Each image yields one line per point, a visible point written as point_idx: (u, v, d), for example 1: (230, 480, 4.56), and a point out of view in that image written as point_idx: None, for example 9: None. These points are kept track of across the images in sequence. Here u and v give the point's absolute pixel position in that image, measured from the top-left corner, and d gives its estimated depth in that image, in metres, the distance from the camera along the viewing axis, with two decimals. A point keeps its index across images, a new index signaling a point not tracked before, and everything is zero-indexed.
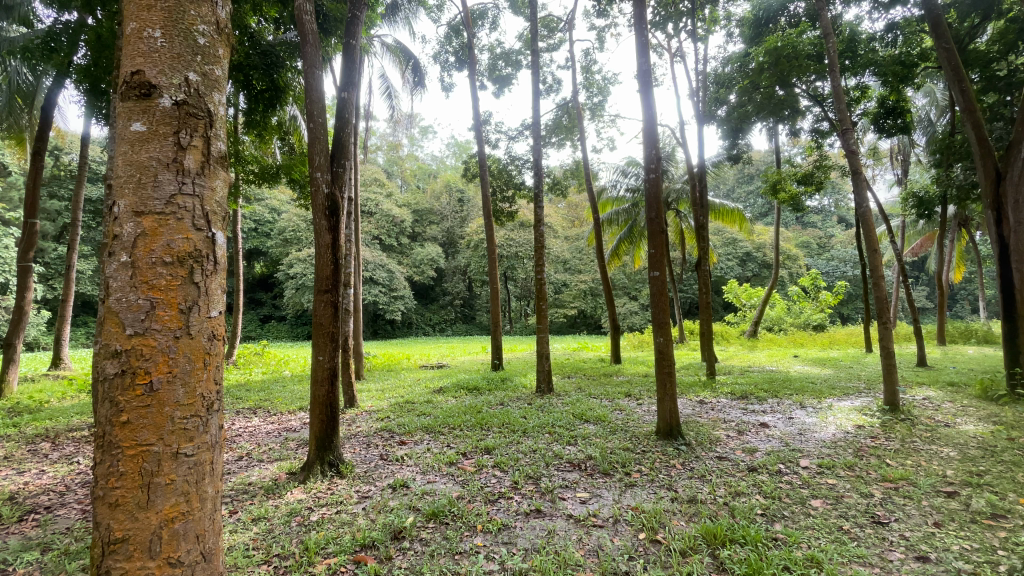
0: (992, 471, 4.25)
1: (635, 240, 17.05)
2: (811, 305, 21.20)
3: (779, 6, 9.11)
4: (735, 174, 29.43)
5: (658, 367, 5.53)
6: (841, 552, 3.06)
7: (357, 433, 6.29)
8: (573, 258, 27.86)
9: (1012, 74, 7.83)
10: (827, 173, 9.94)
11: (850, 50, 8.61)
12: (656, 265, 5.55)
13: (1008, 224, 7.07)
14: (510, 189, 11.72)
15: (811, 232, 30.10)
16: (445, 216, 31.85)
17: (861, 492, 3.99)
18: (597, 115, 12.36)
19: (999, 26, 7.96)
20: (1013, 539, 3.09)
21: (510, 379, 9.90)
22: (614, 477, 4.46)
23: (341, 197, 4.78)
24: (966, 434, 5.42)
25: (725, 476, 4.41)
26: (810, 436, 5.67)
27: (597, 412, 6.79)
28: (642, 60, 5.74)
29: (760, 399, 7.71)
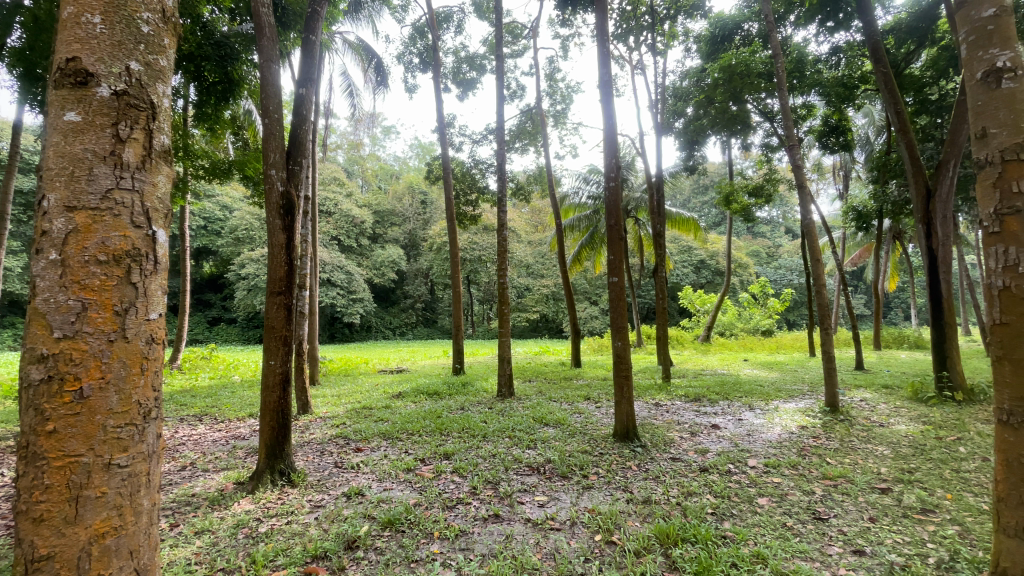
0: (922, 468, 4.57)
1: (596, 247, 17.34)
2: (760, 311, 22.19)
3: (734, 25, 9.54)
4: (691, 185, 30.54)
5: (616, 370, 5.63)
6: (785, 548, 3.20)
7: (310, 440, 6.09)
8: (536, 263, 28.08)
9: (942, 99, 8.62)
10: (776, 186, 10.46)
11: (798, 70, 9.09)
12: (616, 270, 5.66)
13: (937, 237, 7.62)
14: (474, 193, 11.70)
15: (761, 243, 31.56)
16: (407, 217, 31.41)
17: (803, 490, 4.20)
18: (560, 122, 12.53)
19: (931, 54, 8.59)
20: (941, 532, 3.33)
21: (471, 384, 9.80)
22: (572, 480, 4.51)
23: (297, 196, 4.63)
24: (897, 433, 5.82)
25: (678, 477, 4.54)
26: (757, 437, 5.92)
27: (556, 416, 6.86)
28: (605, 71, 5.88)
29: (712, 402, 8.00)
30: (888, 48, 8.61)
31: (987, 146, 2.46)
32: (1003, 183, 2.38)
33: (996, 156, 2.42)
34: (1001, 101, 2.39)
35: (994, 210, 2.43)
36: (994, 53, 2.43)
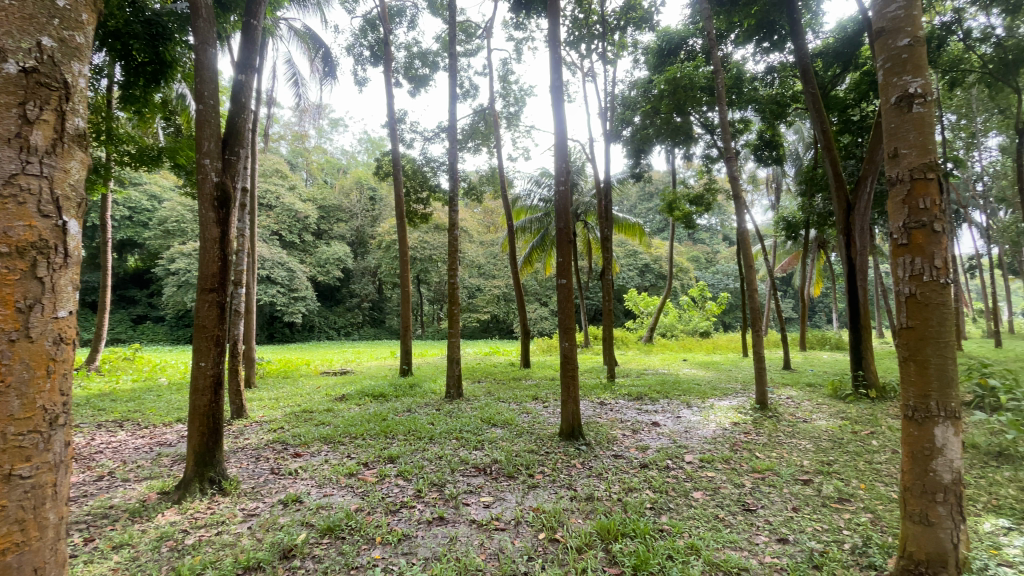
0: (840, 461, 4.97)
1: (547, 249, 17.57)
2: (699, 314, 23.34)
3: (680, 40, 9.97)
4: (638, 191, 31.60)
5: (563, 370, 5.71)
6: (717, 539, 3.38)
7: (245, 446, 5.78)
8: (487, 263, 28.06)
9: (863, 120, 9.39)
10: (715, 195, 11.02)
11: (736, 86, 9.64)
12: (564, 272, 5.75)
13: (855, 247, 8.31)
14: (425, 191, 11.53)
15: (701, 249, 33.14)
16: (354, 214, 30.50)
17: (734, 483, 4.45)
18: (513, 124, 12.60)
19: (854, 79, 9.35)
20: (855, 519, 3.62)
21: (417, 386, 9.63)
22: (518, 480, 4.55)
23: (233, 189, 4.39)
24: (818, 428, 6.29)
25: (620, 473, 4.69)
26: (694, 433, 6.20)
27: (504, 416, 6.89)
28: (556, 76, 5.98)
29: (654, 400, 8.30)
30: (817, 70, 9.29)
31: (898, 165, 2.72)
32: (911, 201, 2.64)
33: (906, 175, 2.68)
34: (911, 124, 2.65)
35: (903, 223, 2.69)
36: (907, 79, 2.69)
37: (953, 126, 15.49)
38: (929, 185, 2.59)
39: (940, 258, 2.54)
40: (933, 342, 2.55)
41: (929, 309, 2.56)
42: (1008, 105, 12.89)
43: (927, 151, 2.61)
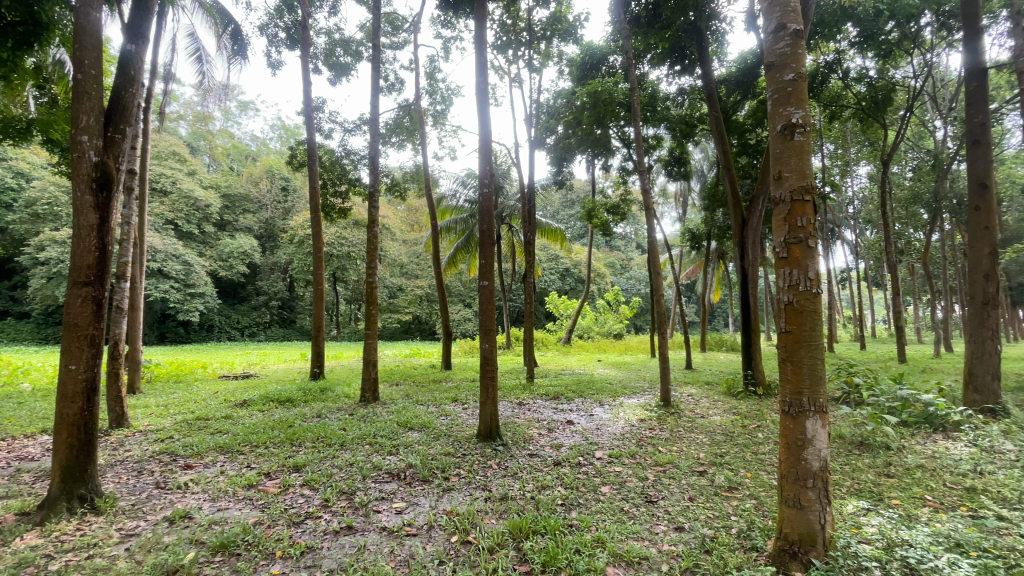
0: (731, 452, 5.48)
1: (471, 250, 17.55)
2: (613, 317, 24.58)
3: (601, 55, 10.46)
4: (560, 198, 32.52)
5: (483, 372, 5.72)
6: (621, 531, 3.58)
7: (125, 458, 5.16)
8: (410, 263, 27.39)
9: (758, 144, 10.41)
10: (630, 205, 11.67)
11: (651, 105, 10.31)
12: (486, 274, 5.77)
13: (748, 259, 9.20)
14: (343, 184, 11.02)
15: (617, 255, 34.84)
16: (264, 205, 28.42)
17: (639, 477, 4.73)
18: (439, 122, 12.45)
19: (751, 106, 10.34)
20: (741, 506, 4.00)
21: (328, 390, 9.16)
22: (432, 484, 4.49)
23: (116, 169, 3.91)
24: (714, 423, 6.88)
25: (534, 472, 4.80)
26: (605, 431, 6.50)
27: (422, 419, 6.77)
28: (482, 78, 6.01)
29: (570, 400, 8.59)
30: (721, 95, 10.18)
31: (781, 186, 3.05)
32: (791, 218, 2.98)
33: (787, 196, 3.02)
34: (792, 151, 3.01)
35: (783, 239, 3.03)
36: (790, 110, 3.04)
37: (830, 155, 17.68)
38: (805, 206, 2.95)
39: (814, 270, 2.89)
40: (805, 345, 2.90)
41: (804, 315, 2.91)
42: (873, 141, 14.94)
43: (805, 176, 2.98)
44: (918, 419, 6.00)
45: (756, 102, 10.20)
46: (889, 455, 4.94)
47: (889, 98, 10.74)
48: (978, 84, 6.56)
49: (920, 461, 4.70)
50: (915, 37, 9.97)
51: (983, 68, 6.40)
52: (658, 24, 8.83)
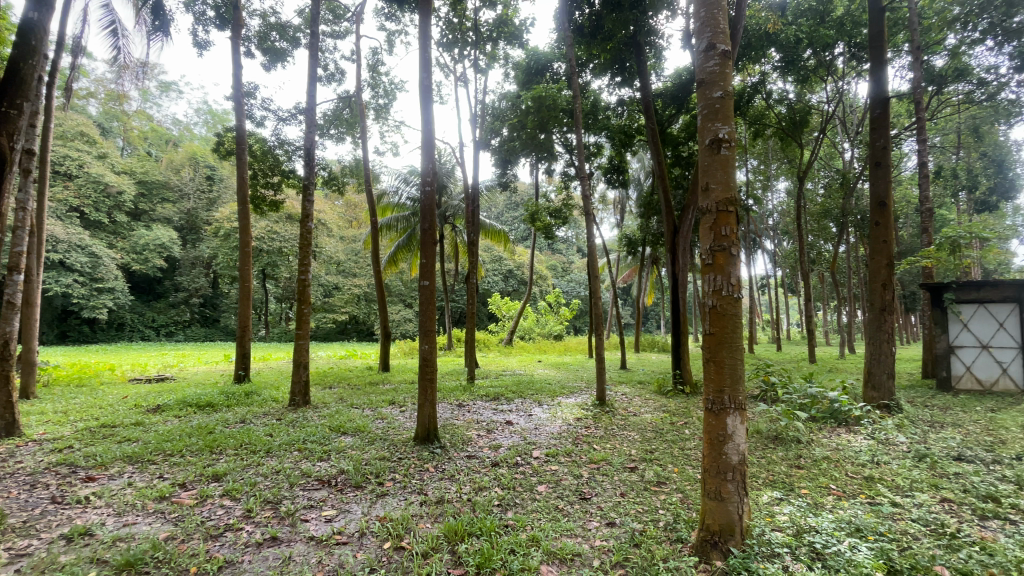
0: (660, 448, 5.75)
1: (413, 249, 17.22)
2: (553, 318, 25.04)
3: (546, 61, 10.64)
4: (504, 200, 32.65)
5: (422, 374, 5.61)
6: (556, 528, 3.64)
7: (11, 471, 4.57)
8: (348, 261, 26.42)
9: (690, 156, 11.00)
10: (571, 209, 11.92)
11: (593, 113, 10.61)
12: (426, 274, 5.66)
13: (679, 264, 9.68)
14: (276, 175, 10.41)
15: (558, 258, 35.49)
16: (185, 194, 26.33)
17: (574, 475, 4.84)
18: (381, 117, 12.12)
19: (685, 120, 10.90)
20: (669, 499, 4.19)
21: (254, 393, 8.63)
22: (365, 490, 4.35)
23: (10, 148, 3.48)
24: (645, 420, 7.18)
25: (472, 474, 4.78)
26: (543, 430, 6.61)
27: (356, 423, 6.54)
28: (426, 75, 5.91)
29: (509, 400, 8.64)
30: (658, 108, 10.65)
31: (707, 198, 3.23)
32: (716, 228, 3.18)
33: (712, 207, 3.20)
34: (718, 164, 3.20)
35: (709, 247, 3.21)
36: (718, 126, 3.24)
37: (754, 170, 19.03)
38: (728, 216, 3.15)
39: (735, 276, 3.09)
40: (727, 346, 3.09)
41: (726, 318, 3.10)
42: (791, 158, 16.24)
43: (729, 188, 3.17)
44: (825, 414, 6.59)
45: (689, 117, 10.77)
46: (799, 448, 5.38)
47: (805, 120, 11.71)
48: (880, 111, 7.29)
49: (826, 453, 5.15)
50: (828, 65, 10.93)
51: (886, 98, 7.11)
52: (600, 35, 8.98)
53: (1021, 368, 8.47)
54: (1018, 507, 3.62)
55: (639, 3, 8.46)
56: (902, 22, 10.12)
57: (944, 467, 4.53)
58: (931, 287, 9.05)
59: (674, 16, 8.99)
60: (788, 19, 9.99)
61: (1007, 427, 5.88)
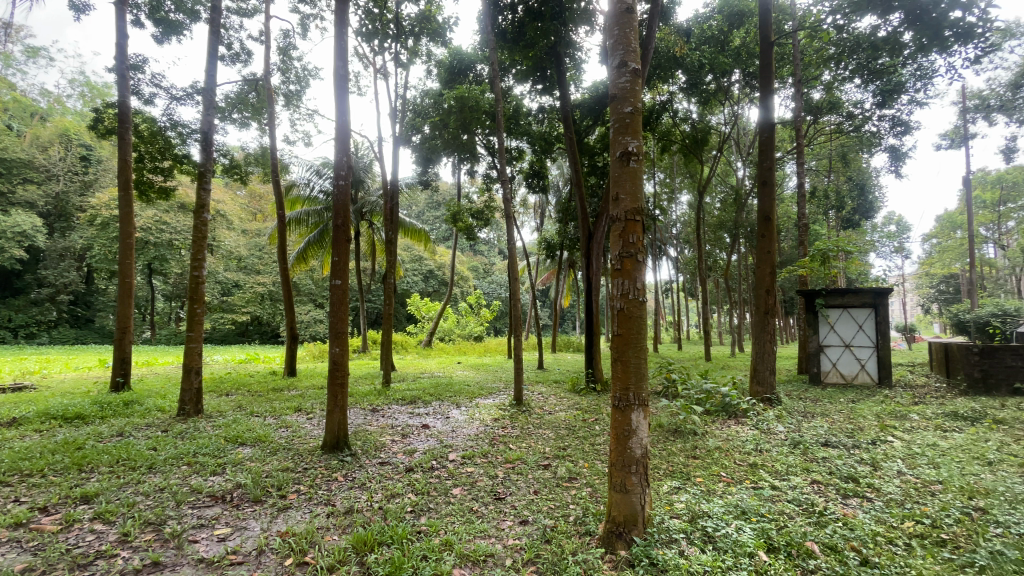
0: (573, 444, 5.97)
1: (325, 245, 16.34)
2: (474, 320, 25.06)
3: (469, 62, 10.63)
4: (425, 199, 32.07)
5: (331, 379, 5.32)
6: (469, 531, 3.62)
7: None
8: (250, 256, 24.46)
9: (605, 165, 11.55)
10: (493, 211, 11.98)
11: (514, 118, 10.78)
12: (338, 273, 5.38)
13: (593, 268, 10.11)
14: (167, 160, 9.32)
15: (479, 260, 35.49)
16: (53, 175, 22.85)
17: (489, 475, 4.86)
18: (293, 104, 11.37)
19: (601, 131, 11.41)
20: (579, 494, 4.35)
21: (135, 403, 7.67)
22: (265, 504, 4.04)
23: None
24: (559, 418, 7.41)
25: (384, 481, 4.62)
26: (459, 432, 6.59)
27: (256, 432, 6.07)
28: (341, 63, 5.63)
29: (426, 403, 8.50)
30: (576, 118, 11.06)
31: (617, 207, 3.40)
32: (625, 235, 3.35)
33: (622, 216, 3.37)
34: (628, 176, 3.38)
35: (618, 253, 3.37)
36: (627, 140, 3.43)
37: (661, 183, 20.39)
38: (636, 225, 3.33)
39: (640, 282, 3.29)
40: (633, 347, 3.27)
41: (632, 321, 3.29)
42: (695, 173, 17.66)
43: (636, 199, 3.36)
44: (718, 408, 7.23)
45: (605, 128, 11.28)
46: (696, 440, 5.83)
47: (706, 139, 12.77)
48: (768, 135, 8.13)
49: (718, 443, 5.64)
50: (726, 90, 12.05)
51: (773, 125, 7.96)
52: (522, 42, 9.08)
53: (875, 364, 9.84)
54: (872, 485, 4.22)
55: (559, 15, 8.67)
56: (787, 57, 11.40)
57: (813, 452, 5.17)
58: (806, 293, 10.31)
59: (593, 32, 9.38)
60: (693, 44, 10.81)
61: (862, 416, 6.83)
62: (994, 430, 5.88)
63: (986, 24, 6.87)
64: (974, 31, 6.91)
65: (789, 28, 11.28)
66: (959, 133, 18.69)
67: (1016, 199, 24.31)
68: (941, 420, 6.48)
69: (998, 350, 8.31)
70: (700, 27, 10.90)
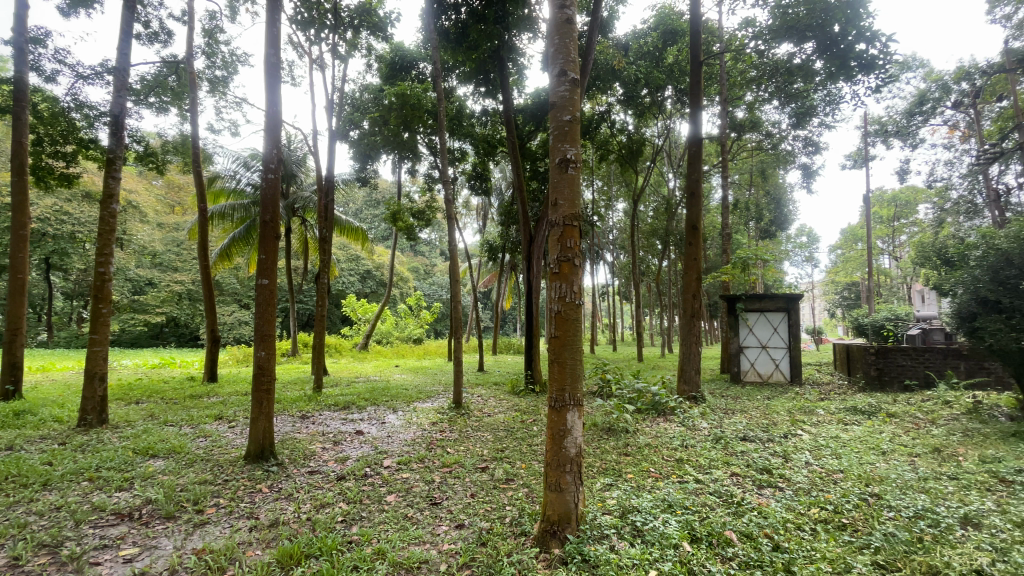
0: (511, 446, 6.01)
1: (252, 242, 15.41)
2: (413, 322, 24.63)
3: (411, 59, 10.44)
4: (364, 197, 31.16)
5: (256, 384, 5.01)
6: (403, 538, 3.54)
7: None
8: (167, 252, 22.58)
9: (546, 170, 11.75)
10: (434, 212, 11.82)
11: (457, 119, 10.71)
12: (266, 272, 5.07)
13: (534, 270, 10.25)
14: (70, 144, 8.39)
15: (420, 261, 34.89)
16: None
17: (426, 480, 4.79)
18: (218, 91, 10.62)
19: (543, 137, 11.60)
20: (515, 495, 4.39)
21: (27, 413, 6.85)
22: (179, 520, 3.73)
23: None
24: (498, 420, 7.44)
25: (313, 491, 4.42)
26: (396, 437, 6.43)
27: (170, 443, 5.60)
28: (272, 50, 5.34)
29: (361, 408, 8.24)
30: (519, 123, 11.18)
31: (555, 213, 3.46)
32: (562, 240, 3.42)
33: (560, 221, 3.44)
34: (566, 182, 3.47)
35: (556, 256, 3.44)
36: (565, 147, 3.52)
37: (599, 190, 21.05)
38: (573, 230, 3.42)
39: (576, 285, 3.38)
40: (569, 349, 3.35)
41: (569, 323, 3.36)
42: (630, 182, 18.45)
43: (574, 204, 3.44)
44: (649, 406, 7.57)
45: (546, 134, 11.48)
46: (628, 437, 6.06)
47: (640, 150, 13.36)
48: (697, 149, 8.61)
49: (648, 440, 5.90)
50: (660, 104, 12.67)
51: (701, 139, 8.45)
52: (465, 44, 9.04)
53: (787, 364, 10.71)
54: (783, 475, 4.58)
55: (503, 19, 8.68)
56: (715, 77, 12.19)
57: (733, 446, 5.53)
58: (729, 297, 11.00)
59: (536, 39, 9.54)
60: (630, 58, 11.26)
61: (777, 412, 7.40)
62: (886, 422, 6.59)
63: (886, 57, 7.70)
64: (876, 63, 7.72)
65: (717, 50, 12.04)
66: (861, 154, 20.81)
67: (906, 216, 27.44)
68: (843, 414, 7.18)
69: (890, 350, 9.29)
70: (637, 42, 11.38)
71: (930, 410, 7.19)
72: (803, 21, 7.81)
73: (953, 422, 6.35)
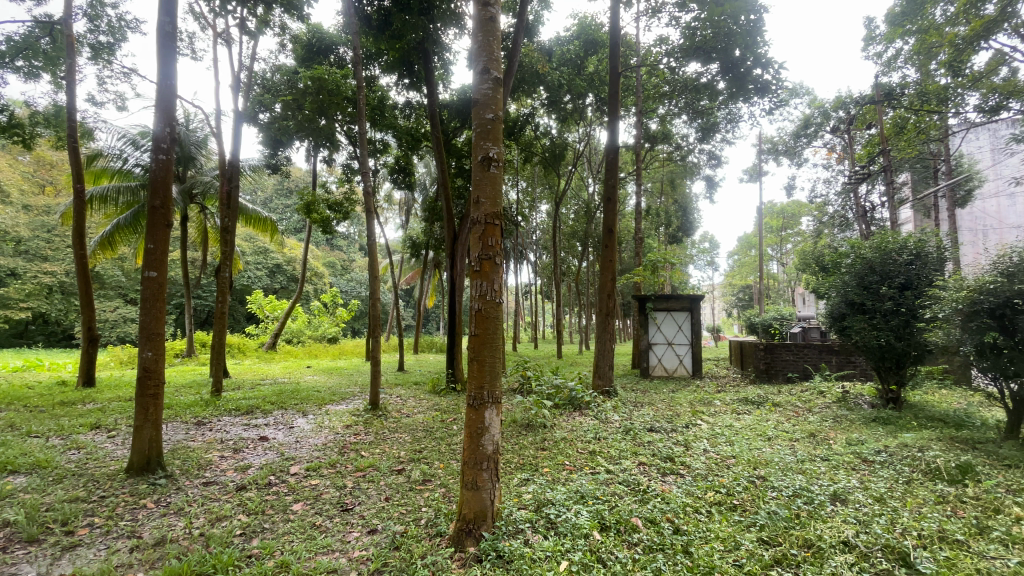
0: (429, 446, 5.92)
1: (140, 229, 13.79)
2: (328, 320, 23.44)
3: (330, 43, 9.90)
4: (275, 186, 29.17)
5: (142, 389, 4.48)
6: (310, 548, 3.36)
7: None
8: (33, 238, 19.58)
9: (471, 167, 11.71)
10: (353, 205, 11.31)
11: (379, 109, 10.33)
12: (153, 264, 4.55)
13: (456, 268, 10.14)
14: None
15: (336, 255, 33.32)
16: None
17: (337, 486, 4.57)
18: (102, 58, 9.37)
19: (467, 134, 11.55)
20: (432, 496, 4.32)
21: None
22: (44, 544, 3.26)
23: None
24: (417, 420, 7.30)
25: (209, 503, 4.06)
26: (305, 442, 6.07)
27: (32, 457, 4.86)
28: (167, 16, 4.80)
29: (267, 413, 7.69)
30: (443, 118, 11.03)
31: (477, 210, 3.44)
32: (485, 238, 3.40)
33: (482, 219, 3.43)
34: (488, 181, 3.47)
35: (477, 255, 3.43)
36: (488, 146, 3.53)
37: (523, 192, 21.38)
38: (494, 229, 3.42)
39: (497, 284, 3.39)
40: (488, 347, 3.35)
41: (489, 321, 3.38)
42: (552, 184, 18.99)
43: (495, 203, 3.46)
44: (566, 402, 7.81)
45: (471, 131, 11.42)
46: (545, 432, 6.23)
47: (562, 154, 13.79)
48: (614, 156, 9.01)
49: (564, 435, 6.10)
50: (581, 111, 13.15)
51: (618, 147, 8.89)
52: (388, 32, 8.73)
53: (690, 359, 11.57)
54: (684, 463, 4.95)
55: (428, 11, 8.49)
56: (632, 88, 12.89)
57: (641, 437, 5.88)
58: (640, 297, 11.64)
59: (461, 35, 9.45)
60: (555, 64, 11.46)
61: (681, 404, 7.98)
62: (772, 411, 7.34)
63: (777, 83, 8.60)
64: (769, 87, 8.60)
65: (634, 63, 12.71)
66: (756, 170, 23.01)
67: (792, 227, 30.77)
68: (736, 405, 7.91)
69: (777, 347, 10.38)
70: (560, 49, 11.68)
71: (808, 399, 8.13)
72: (709, 44, 8.45)
73: (825, 410, 7.23)
